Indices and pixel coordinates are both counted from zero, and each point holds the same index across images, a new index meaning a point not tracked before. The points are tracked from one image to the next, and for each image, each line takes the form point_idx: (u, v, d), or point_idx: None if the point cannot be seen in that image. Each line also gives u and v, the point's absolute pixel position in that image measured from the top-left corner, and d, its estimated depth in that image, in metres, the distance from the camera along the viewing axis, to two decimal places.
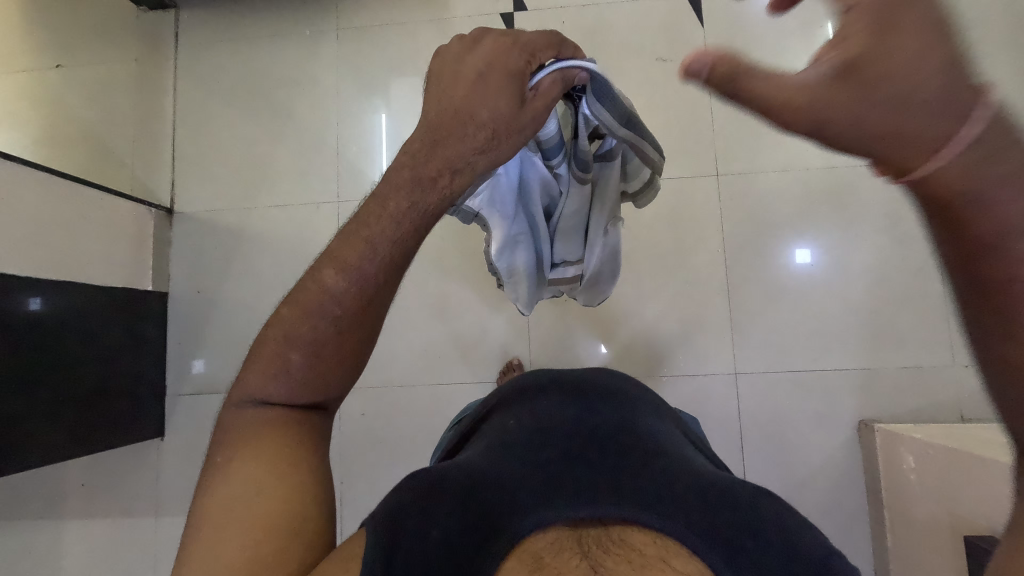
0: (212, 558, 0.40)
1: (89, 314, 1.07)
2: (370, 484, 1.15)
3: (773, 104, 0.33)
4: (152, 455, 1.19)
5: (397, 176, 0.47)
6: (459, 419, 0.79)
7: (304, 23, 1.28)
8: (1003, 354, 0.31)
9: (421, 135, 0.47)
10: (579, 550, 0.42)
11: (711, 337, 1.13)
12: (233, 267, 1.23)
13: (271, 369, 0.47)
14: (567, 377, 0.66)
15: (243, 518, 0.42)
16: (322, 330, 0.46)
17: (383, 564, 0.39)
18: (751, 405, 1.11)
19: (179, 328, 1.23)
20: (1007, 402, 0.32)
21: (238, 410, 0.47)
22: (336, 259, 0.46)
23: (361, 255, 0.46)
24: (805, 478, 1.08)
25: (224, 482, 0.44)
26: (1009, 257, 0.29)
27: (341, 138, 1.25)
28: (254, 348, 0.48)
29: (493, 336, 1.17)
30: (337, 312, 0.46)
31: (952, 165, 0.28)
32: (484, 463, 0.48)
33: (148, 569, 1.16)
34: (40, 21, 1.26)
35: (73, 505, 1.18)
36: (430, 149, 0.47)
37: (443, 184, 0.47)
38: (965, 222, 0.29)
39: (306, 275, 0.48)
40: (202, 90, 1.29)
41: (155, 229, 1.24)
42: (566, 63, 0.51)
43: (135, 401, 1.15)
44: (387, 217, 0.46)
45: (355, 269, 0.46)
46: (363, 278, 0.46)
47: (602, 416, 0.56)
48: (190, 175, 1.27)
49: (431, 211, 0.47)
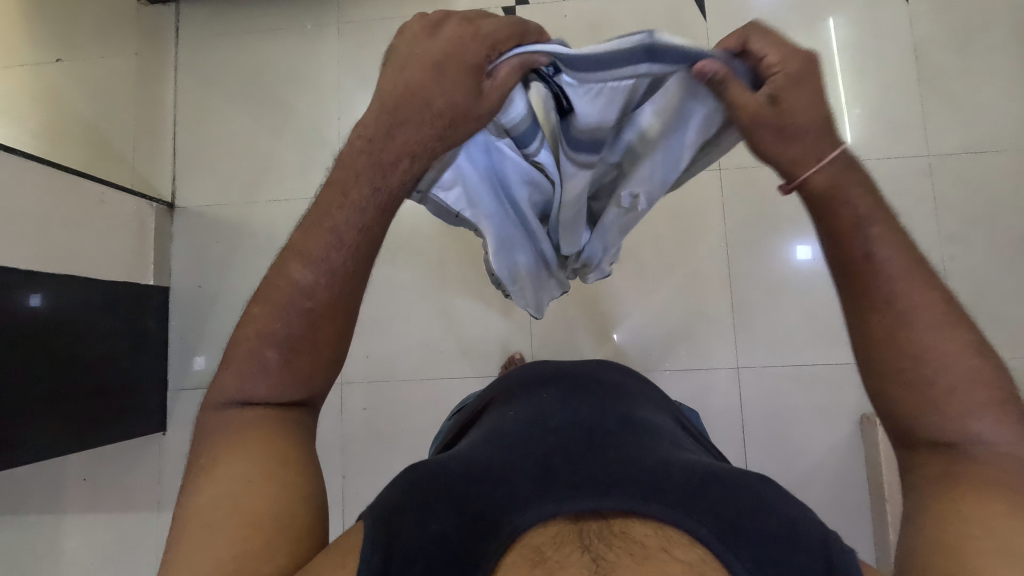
0: (201, 557, 0.40)
1: (90, 308, 1.07)
2: (371, 477, 1.16)
3: (743, 107, 0.46)
4: (155, 449, 1.20)
5: (353, 160, 0.48)
6: (459, 408, 0.79)
7: (304, 17, 1.28)
8: (871, 328, 0.46)
9: (376, 118, 0.48)
10: (581, 544, 0.41)
11: (712, 331, 1.13)
12: (234, 262, 1.23)
13: (248, 368, 0.48)
14: (567, 370, 0.65)
15: (232, 517, 0.42)
16: (295, 323, 0.47)
17: (381, 560, 0.40)
18: (753, 399, 1.11)
19: (180, 322, 1.23)
20: (896, 365, 0.45)
21: (219, 412, 0.48)
22: (301, 252, 0.48)
23: (324, 245, 0.48)
24: (805, 472, 1.08)
25: (210, 488, 0.44)
26: (864, 253, 0.46)
27: (342, 131, 1.24)
28: (228, 349, 0.49)
29: (494, 330, 1.17)
30: (308, 304, 0.48)
31: (819, 177, 0.46)
32: (483, 456, 0.48)
33: (151, 561, 1.16)
34: (40, 15, 1.26)
35: (76, 498, 1.19)
36: (385, 134, 0.48)
37: (401, 169, 0.48)
38: (842, 229, 0.47)
39: (272, 270, 0.49)
40: (202, 84, 1.28)
41: (156, 223, 1.24)
42: (526, 49, 0.47)
43: (137, 395, 1.15)
44: (349, 204, 0.48)
45: (320, 261, 0.48)
46: (330, 269, 0.48)
47: (601, 411, 0.56)
48: (191, 168, 1.27)
49: (392, 195, 0.49)
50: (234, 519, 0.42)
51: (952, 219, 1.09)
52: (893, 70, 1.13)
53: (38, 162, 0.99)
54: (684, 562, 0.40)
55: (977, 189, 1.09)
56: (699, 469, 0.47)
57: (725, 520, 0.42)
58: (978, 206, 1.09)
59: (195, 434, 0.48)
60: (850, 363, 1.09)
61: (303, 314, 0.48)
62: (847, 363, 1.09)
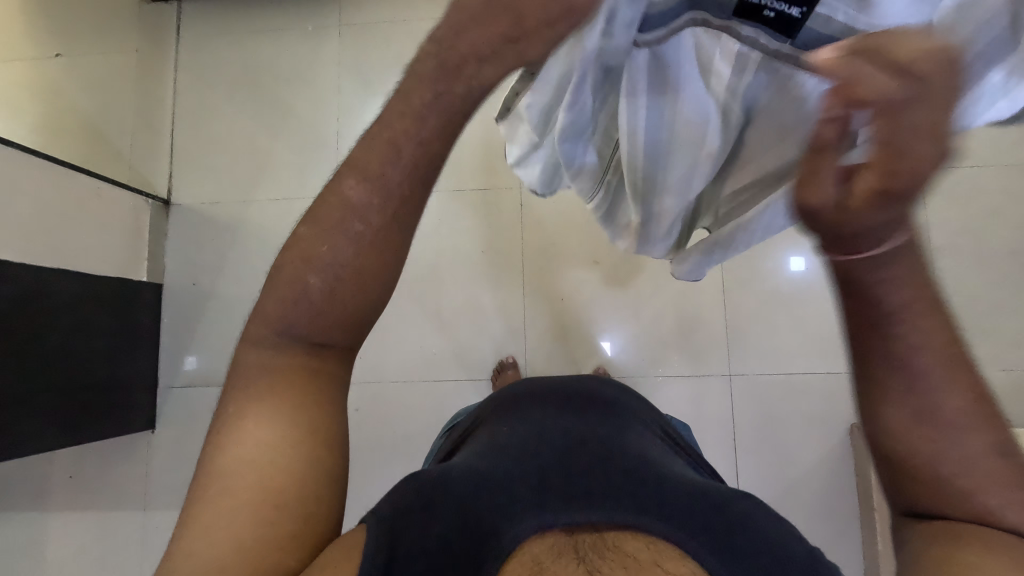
0: (218, 529, 0.40)
1: (82, 303, 1.06)
2: (363, 478, 1.15)
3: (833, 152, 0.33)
4: (144, 447, 1.19)
5: (419, 66, 0.40)
6: (452, 425, 0.78)
7: (306, 18, 1.29)
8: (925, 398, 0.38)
9: (437, 34, 0.40)
10: (577, 556, 0.40)
11: (706, 338, 1.13)
12: (229, 260, 1.23)
13: (290, 296, 0.43)
14: (563, 385, 0.66)
15: (254, 487, 0.42)
16: (345, 248, 0.42)
17: (384, 563, 0.39)
18: (745, 407, 1.11)
19: (173, 319, 1.22)
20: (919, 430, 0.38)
21: (258, 349, 0.44)
22: (357, 167, 0.41)
23: (385, 160, 0.41)
24: (796, 482, 1.08)
25: (224, 454, 0.43)
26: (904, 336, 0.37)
27: (341, 133, 1.25)
28: (272, 273, 0.44)
29: (488, 332, 1.17)
30: (359, 228, 0.42)
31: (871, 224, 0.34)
32: (482, 466, 0.49)
33: (136, 561, 1.15)
34: (41, 10, 1.26)
35: (62, 496, 1.18)
36: (453, 36, 0.39)
37: (468, 74, 0.40)
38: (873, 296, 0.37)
39: (324, 189, 0.43)
40: (202, 82, 1.29)
41: (152, 219, 1.23)
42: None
43: (128, 391, 1.14)
44: (411, 114, 0.40)
45: (378, 177, 0.41)
46: (386, 189, 0.41)
47: (596, 426, 0.56)
48: (189, 166, 1.27)
49: (457, 105, 0.41)
50: (243, 495, 0.41)
51: (943, 232, 1.11)
52: None
53: (35, 155, 0.99)
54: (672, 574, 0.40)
55: (969, 203, 1.11)
56: (700, 487, 0.47)
57: (722, 538, 0.42)
58: (970, 219, 1.10)
59: (233, 369, 0.45)
60: (841, 373, 1.10)
61: (351, 263, 0.42)
62: (839, 372, 1.10)
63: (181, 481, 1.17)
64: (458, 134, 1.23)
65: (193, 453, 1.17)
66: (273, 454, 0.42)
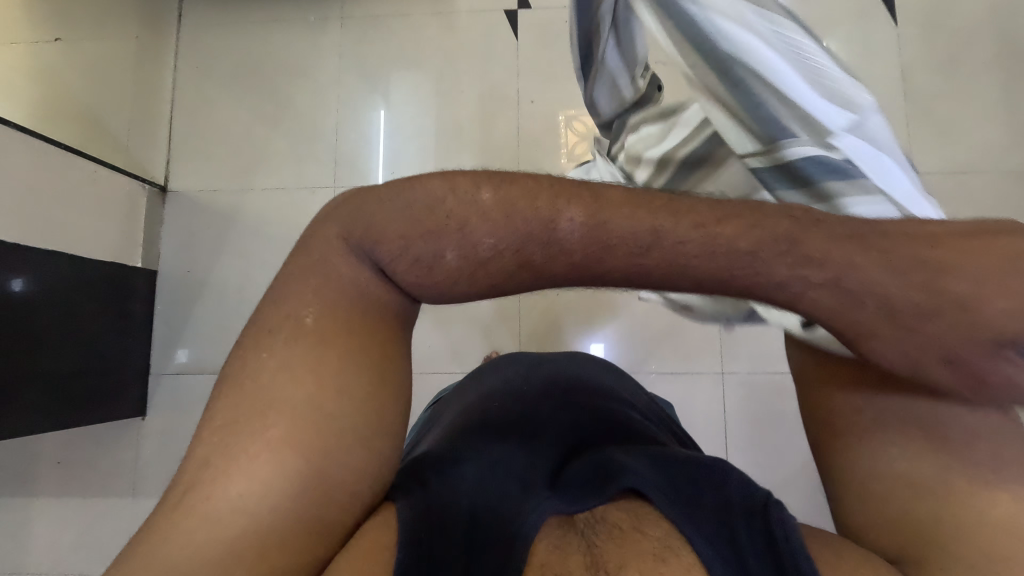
0: (195, 554, 0.37)
1: (75, 287, 1.05)
2: None
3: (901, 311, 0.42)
4: (133, 434, 1.18)
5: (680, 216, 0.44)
6: (438, 399, 0.78)
7: (308, 9, 1.29)
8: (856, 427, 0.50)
9: (730, 227, 0.44)
10: (582, 543, 0.43)
11: (698, 335, 1.14)
12: (224, 248, 1.23)
13: (422, 260, 0.43)
14: (542, 365, 0.68)
15: (233, 514, 0.37)
16: (495, 272, 0.43)
17: (421, 539, 0.40)
18: (735, 405, 1.12)
19: (166, 306, 1.22)
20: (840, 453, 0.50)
21: (355, 264, 0.43)
22: (583, 201, 0.43)
23: (569, 220, 0.43)
24: (784, 480, 1.09)
25: (213, 485, 0.38)
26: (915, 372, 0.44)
27: (340, 123, 1.25)
28: (405, 204, 0.43)
29: (481, 325, 1.17)
30: (520, 244, 0.43)
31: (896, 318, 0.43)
32: (486, 448, 0.50)
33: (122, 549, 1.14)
34: None
35: (50, 482, 1.17)
36: (739, 247, 0.43)
37: (717, 247, 0.43)
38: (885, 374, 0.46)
39: (539, 188, 0.44)
40: (202, 71, 1.29)
41: (148, 206, 1.23)
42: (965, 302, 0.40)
43: (118, 377, 1.14)
44: (646, 220, 0.43)
45: (597, 220, 0.43)
46: (579, 238, 0.43)
47: (579, 410, 0.59)
48: (187, 152, 1.27)
49: (669, 252, 0.43)
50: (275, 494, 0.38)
51: None
52: (880, 89, 1.17)
53: (31, 135, 0.98)
54: (655, 539, 0.42)
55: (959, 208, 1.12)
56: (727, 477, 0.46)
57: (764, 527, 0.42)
58: None
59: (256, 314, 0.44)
60: None
61: (495, 249, 0.43)
62: None
63: (169, 469, 1.16)
64: (456, 128, 1.24)
65: (182, 441, 1.17)
66: (290, 461, 0.39)
